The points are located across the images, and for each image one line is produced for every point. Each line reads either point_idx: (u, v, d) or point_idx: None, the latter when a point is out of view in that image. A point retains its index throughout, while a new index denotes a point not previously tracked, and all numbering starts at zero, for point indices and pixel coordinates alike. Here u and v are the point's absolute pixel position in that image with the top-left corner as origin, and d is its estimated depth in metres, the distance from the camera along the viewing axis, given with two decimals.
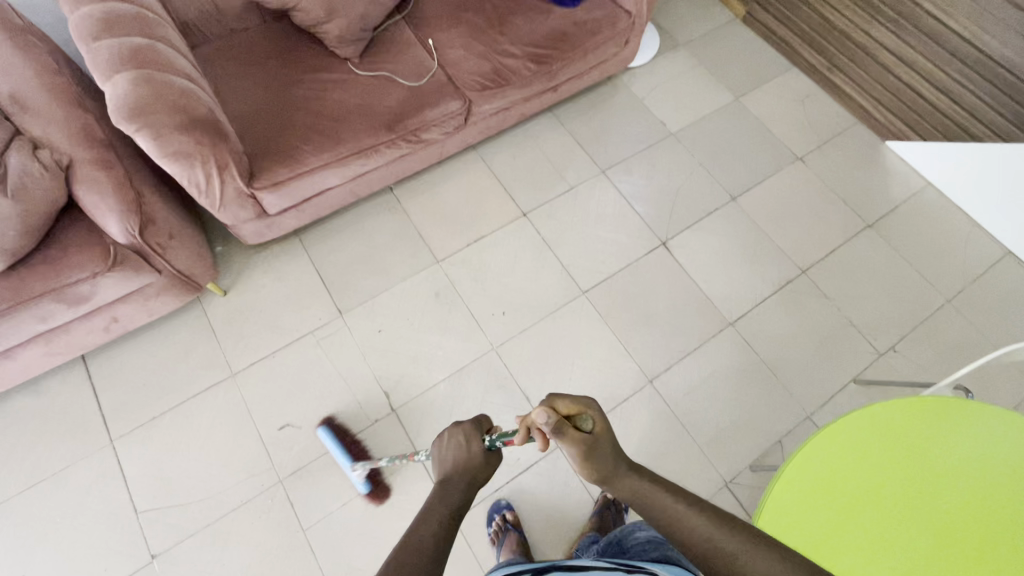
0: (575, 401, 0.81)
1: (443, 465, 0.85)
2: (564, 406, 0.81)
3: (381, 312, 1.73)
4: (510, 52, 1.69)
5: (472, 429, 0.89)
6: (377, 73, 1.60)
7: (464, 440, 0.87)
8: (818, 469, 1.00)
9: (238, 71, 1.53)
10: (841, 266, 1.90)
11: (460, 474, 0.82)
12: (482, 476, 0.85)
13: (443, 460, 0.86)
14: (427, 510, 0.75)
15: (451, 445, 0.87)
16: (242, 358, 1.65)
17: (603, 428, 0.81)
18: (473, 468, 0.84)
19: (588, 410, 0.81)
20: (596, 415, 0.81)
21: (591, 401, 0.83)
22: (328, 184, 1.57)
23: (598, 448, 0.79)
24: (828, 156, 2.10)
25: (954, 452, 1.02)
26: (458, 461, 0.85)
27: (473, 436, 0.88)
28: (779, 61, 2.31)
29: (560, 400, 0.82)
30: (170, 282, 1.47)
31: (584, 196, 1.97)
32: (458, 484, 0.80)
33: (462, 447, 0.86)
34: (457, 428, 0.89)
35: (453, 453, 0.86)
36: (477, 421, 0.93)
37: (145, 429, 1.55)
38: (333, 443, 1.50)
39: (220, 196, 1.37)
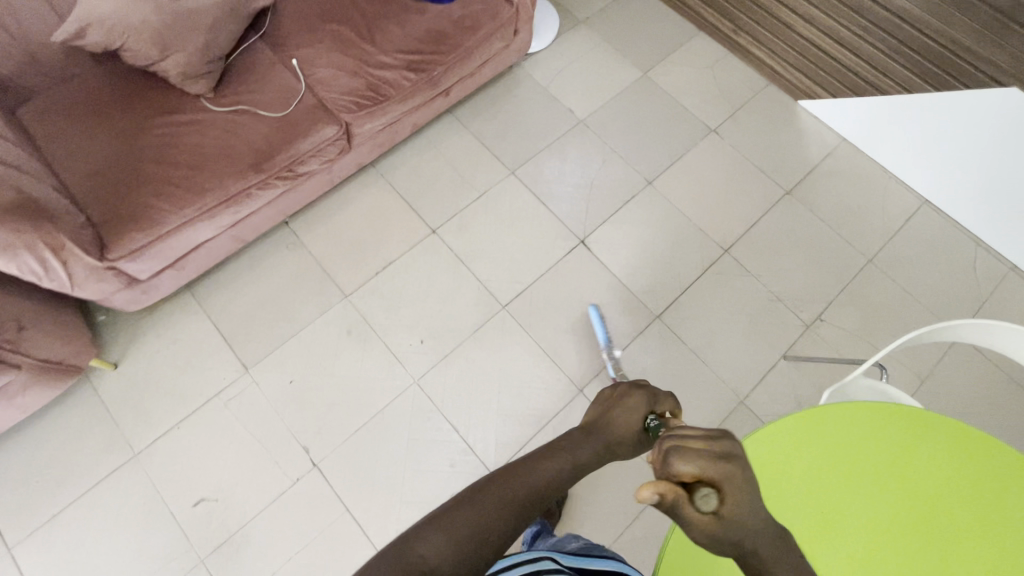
0: (710, 467, 0.54)
1: (595, 416, 0.77)
2: (687, 473, 0.54)
3: (290, 360, 1.62)
4: (384, 62, 1.55)
5: (644, 404, 0.76)
6: (236, 107, 1.44)
7: (632, 411, 0.76)
8: (788, 446, 0.96)
9: (71, 126, 1.37)
10: (763, 238, 1.86)
11: (599, 434, 0.73)
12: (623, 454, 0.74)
13: (603, 404, 0.78)
14: (549, 450, 0.70)
15: (617, 406, 0.76)
16: (143, 435, 1.52)
17: (740, 511, 0.55)
18: (615, 437, 0.74)
19: (721, 486, 0.54)
20: (733, 494, 0.54)
21: (730, 470, 0.54)
22: (201, 238, 1.43)
23: (726, 532, 0.55)
24: (742, 124, 2.03)
25: (936, 475, 0.95)
26: (609, 422, 0.75)
27: (641, 411, 0.76)
28: (684, 27, 2.21)
29: (686, 463, 0.54)
30: (37, 374, 1.32)
31: (495, 202, 1.86)
32: (597, 446, 0.72)
33: (621, 407, 0.76)
34: (631, 393, 0.78)
35: (610, 412, 0.76)
36: (657, 395, 0.78)
37: (43, 530, 1.43)
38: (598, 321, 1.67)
39: (69, 276, 1.24)
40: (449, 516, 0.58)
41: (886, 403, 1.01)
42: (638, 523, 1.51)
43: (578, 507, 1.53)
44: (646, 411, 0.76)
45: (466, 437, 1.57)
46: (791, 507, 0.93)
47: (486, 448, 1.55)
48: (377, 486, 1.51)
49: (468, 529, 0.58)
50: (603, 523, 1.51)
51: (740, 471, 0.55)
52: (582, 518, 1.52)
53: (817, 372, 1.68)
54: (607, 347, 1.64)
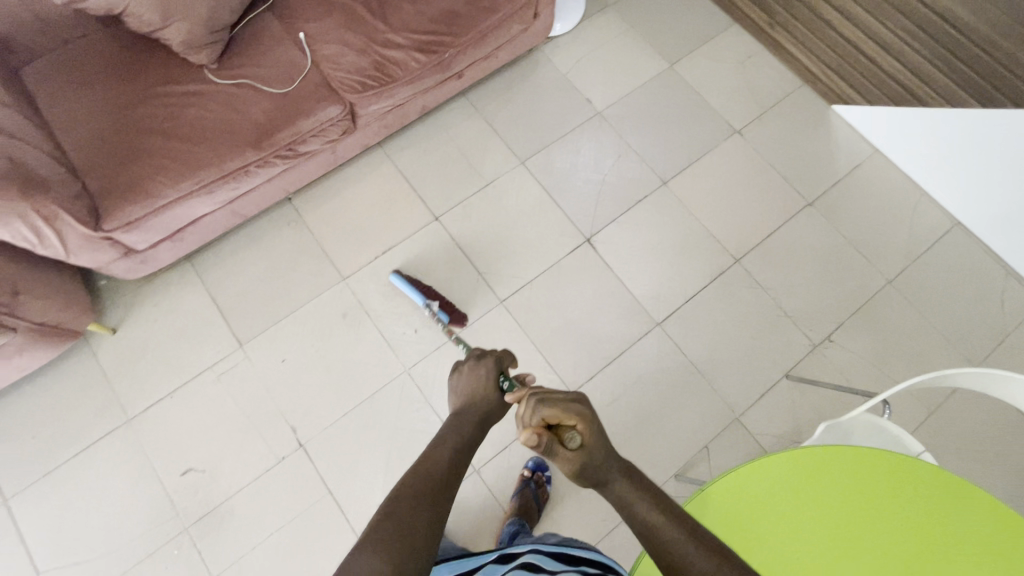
0: (563, 411, 0.76)
1: (462, 399, 0.97)
2: (550, 415, 0.76)
3: (283, 338, 1.62)
4: (393, 41, 1.49)
5: (493, 368, 0.99)
6: (238, 80, 1.41)
7: (486, 376, 0.98)
8: (759, 490, 0.93)
9: (73, 92, 1.36)
10: (778, 250, 1.78)
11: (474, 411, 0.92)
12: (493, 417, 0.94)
13: (464, 390, 0.98)
14: (440, 437, 0.85)
15: (471, 380, 0.98)
16: (137, 401, 1.55)
17: (595, 439, 0.76)
18: (483, 407, 0.94)
19: (576, 423, 0.76)
20: (583, 426, 0.76)
21: (580, 411, 0.76)
22: (199, 213, 1.42)
23: (588, 456, 0.75)
24: (768, 126, 1.93)
25: (933, 543, 0.90)
26: (472, 399, 0.95)
27: (492, 375, 0.98)
28: (718, 18, 2.08)
29: (549, 408, 0.76)
30: (32, 337, 1.34)
31: (502, 192, 1.81)
32: (471, 420, 0.90)
33: (476, 382, 0.97)
34: (480, 364, 0.99)
35: (472, 389, 0.97)
36: (500, 358, 1.02)
37: (38, 484, 1.48)
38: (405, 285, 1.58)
39: (62, 244, 1.24)
40: (374, 527, 0.67)
41: (893, 458, 0.96)
42: (618, 531, 1.50)
43: (559, 509, 1.52)
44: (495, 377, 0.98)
45: None
46: (767, 544, 0.90)
47: None
48: (360, 472, 1.51)
49: (392, 537, 0.66)
50: (581, 529, 1.49)
51: (590, 409, 0.77)
52: (561, 521, 1.51)
53: (819, 395, 1.63)
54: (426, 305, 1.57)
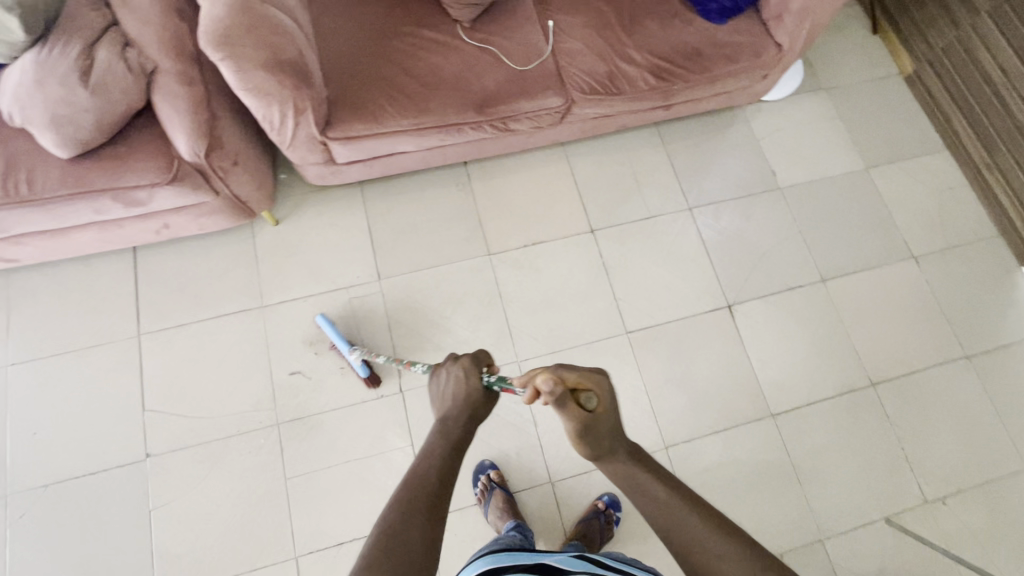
0: (583, 376, 0.84)
1: (443, 402, 0.93)
2: (568, 378, 0.84)
3: (417, 287, 1.68)
4: (631, 58, 1.52)
5: (472, 366, 0.94)
6: (484, 44, 1.48)
7: (464, 377, 0.93)
8: None
9: (344, 7, 1.46)
10: (917, 390, 1.69)
11: (458, 412, 0.89)
12: (482, 413, 0.92)
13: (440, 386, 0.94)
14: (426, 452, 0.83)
15: (450, 381, 0.93)
16: (275, 293, 1.65)
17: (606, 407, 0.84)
18: (473, 407, 0.91)
19: (593, 388, 0.83)
20: (601, 394, 0.84)
21: (597, 380, 0.85)
22: (401, 149, 1.49)
23: (598, 423, 0.83)
24: (948, 263, 1.83)
25: None
26: (456, 398, 0.91)
27: (473, 373, 0.93)
28: (930, 138, 2.00)
29: (569, 372, 0.84)
30: (226, 205, 1.44)
31: (661, 229, 1.81)
32: (458, 419, 0.89)
33: (460, 383, 0.92)
34: (456, 362, 0.95)
35: (455, 387, 0.92)
36: (480, 357, 0.96)
37: (170, 332, 1.59)
38: (332, 331, 1.55)
39: (292, 136, 1.33)
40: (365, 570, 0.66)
41: None
42: None
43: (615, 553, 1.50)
44: (479, 373, 0.93)
45: (538, 433, 1.57)
46: None
47: (555, 454, 1.55)
48: None
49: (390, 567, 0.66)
50: None
51: (604, 381, 0.85)
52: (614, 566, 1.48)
53: (912, 550, 1.53)
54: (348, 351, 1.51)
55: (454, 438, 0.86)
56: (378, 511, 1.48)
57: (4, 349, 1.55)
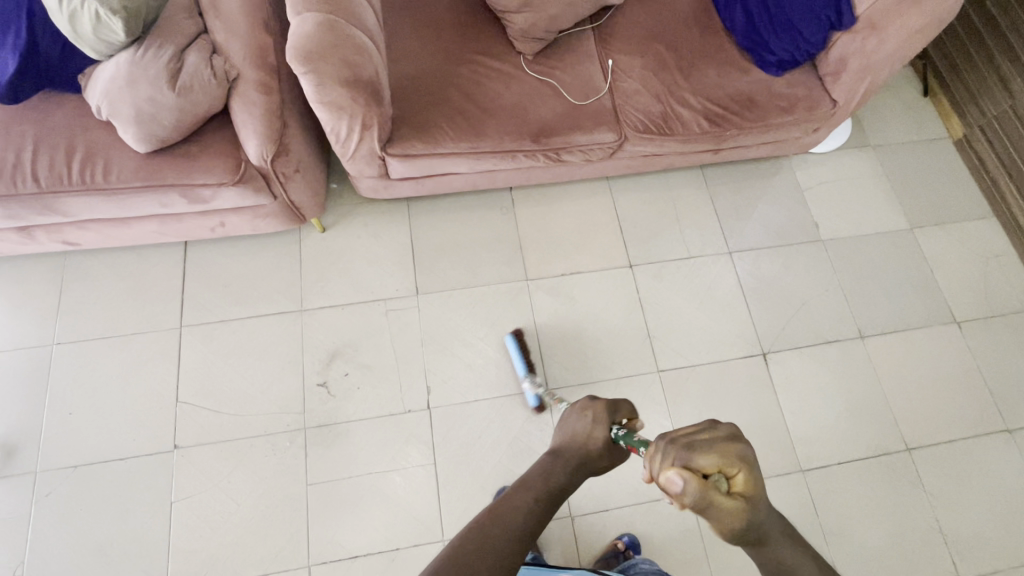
0: (722, 456, 0.71)
1: (563, 440, 0.99)
2: (707, 462, 0.71)
3: (454, 306, 1.70)
4: (687, 101, 1.55)
5: (603, 412, 0.99)
6: (545, 77, 1.52)
7: (593, 422, 0.98)
8: None
9: (413, 31, 1.52)
10: (956, 460, 1.63)
11: (574, 452, 0.96)
12: (597, 462, 0.96)
13: (569, 429, 1.00)
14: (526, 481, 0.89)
15: (578, 421, 1.00)
16: (315, 299, 1.68)
17: (753, 483, 0.73)
18: (589, 452, 0.96)
19: (737, 466, 0.72)
20: (744, 471, 0.72)
21: (738, 455, 0.72)
22: (454, 170, 1.52)
23: (750, 509, 0.72)
24: (991, 332, 1.80)
25: None
26: (577, 439, 0.98)
27: (602, 420, 0.98)
28: (978, 204, 1.98)
29: (707, 455, 0.71)
30: (281, 209, 1.49)
31: (700, 271, 1.81)
32: (565, 462, 0.94)
33: (587, 425, 0.98)
34: (592, 407, 1.00)
35: (577, 431, 0.99)
36: (613, 405, 1.00)
37: (210, 327, 1.63)
38: (516, 351, 1.60)
39: (354, 150, 1.37)
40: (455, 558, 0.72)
41: None
42: None
43: None
44: (609, 423, 0.98)
45: None
46: None
47: (578, 488, 1.53)
48: (467, 459, 1.54)
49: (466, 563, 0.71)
50: None
51: (746, 448, 0.74)
52: None
53: None
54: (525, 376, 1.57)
55: (557, 479, 0.91)
56: (395, 528, 1.46)
57: (52, 327, 1.60)
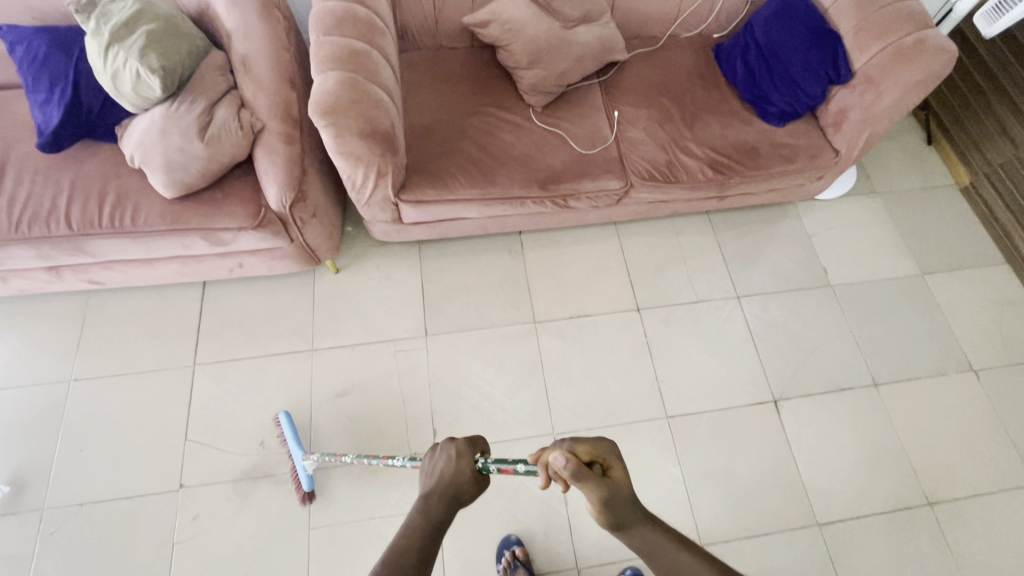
0: (594, 446, 0.88)
1: (429, 481, 0.91)
2: (580, 449, 0.88)
3: (461, 347, 1.71)
4: (691, 151, 1.60)
5: (467, 446, 0.94)
6: (554, 128, 1.59)
7: (458, 457, 0.92)
8: None
9: (429, 85, 1.61)
10: (980, 515, 1.56)
11: (441, 492, 0.88)
12: (467, 498, 0.90)
13: (430, 473, 0.93)
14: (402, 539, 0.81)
15: (435, 461, 0.93)
16: (325, 339, 1.70)
17: (620, 470, 0.87)
18: (458, 488, 0.89)
19: (605, 454, 0.88)
20: (611, 458, 0.88)
21: (607, 445, 0.88)
22: (464, 215, 1.57)
23: (618, 492, 0.85)
24: (1011, 381, 1.75)
25: None
26: (445, 479, 0.90)
27: (468, 453, 0.93)
28: (989, 250, 1.97)
29: (580, 444, 0.89)
30: (297, 251, 1.54)
31: (707, 315, 1.81)
32: (438, 502, 0.87)
33: (451, 461, 0.91)
34: (451, 444, 0.94)
35: (443, 471, 0.91)
36: (472, 439, 0.96)
37: (222, 366, 1.66)
38: (290, 432, 1.49)
39: (369, 196, 1.43)
40: None
41: None
42: None
43: None
44: (473, 456, 0.93)
45: (568, 513, 1.52)
46: None
47: (584, 538, 1.49)
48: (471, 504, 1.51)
49: None
50: None
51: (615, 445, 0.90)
52: None
53: None
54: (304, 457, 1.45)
55: (434, 520, 0.85)
56: None
57: (70, 363, 1.64)
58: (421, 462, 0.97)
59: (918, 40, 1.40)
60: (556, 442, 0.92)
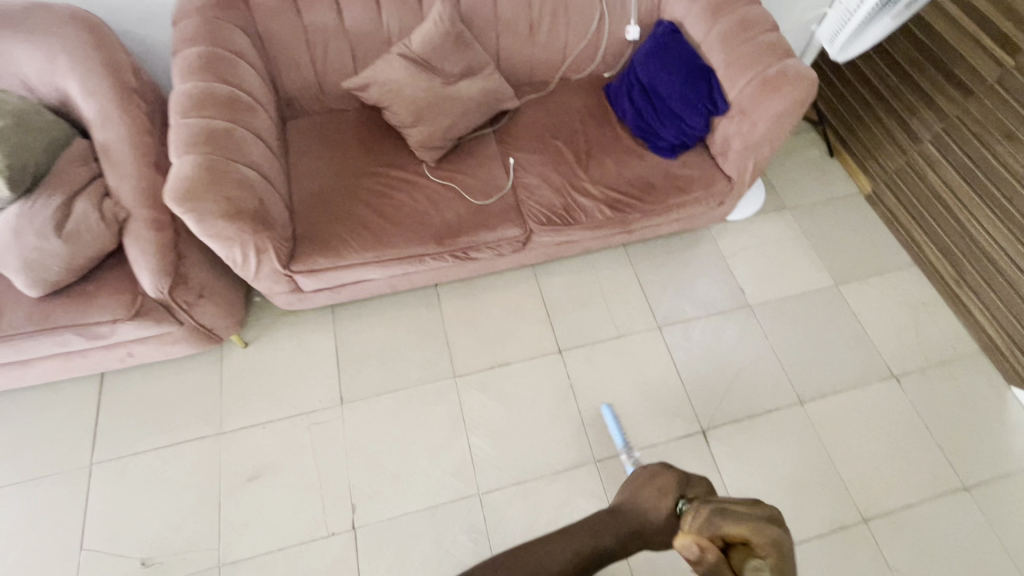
0: (749, 530, 0.74)
1: (622, 501, 0.93)
2: (730, 530, 0.75)
3: (380, 412, 1.65)
4: (587, 191, 1.60)
5: (672, 485, 0.92)
6: (447, 181, 1.58)
7: (657, 493, 0.91)
8: None
9: (317, 150, 1.59)
10: (915, 527, 1.55)
11: (628, 518, 0.88)
12: (653, 537, 0.87)
13: (631, 489, 0.94)
14: (569, 531, 0.81)
15: (643, 489, 0.92)
16: (234, 420, 1.62)
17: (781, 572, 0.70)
18: (645, 524, 0.88)
19: (760, 545, 0.72)
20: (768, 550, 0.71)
21: (766, 534, 0.73)
22: (365, 277, 1.53)
23: None
24: (932, 384, 1.77)
25: None
26: (640, 504, 0.90)
27: (669, 492, 0.91)
28: (897, 254, 2.03)
29: (728, 523, 0.75)
30: (190, 333, 1.47)
31: (631, 349, 1.79)
32: (622, 531, 0.85)
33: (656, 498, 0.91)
34: (662, 475, 0.94)
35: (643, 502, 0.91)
36: (683, 478, 0.94)
37: (123, 462, 1.55)
38: (612, 421, 1.61)
39: (255, 270, 1.38)
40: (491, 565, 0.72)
41: None
42: None
43: None
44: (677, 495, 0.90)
45: None
46: None
47: None
48: None
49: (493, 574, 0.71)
50: None
51: (778, 536, 0.73)
52: None
53: None
54: (627, 450, 1.55)
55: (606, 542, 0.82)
56: None
57: None
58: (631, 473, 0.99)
59: (781, 69, 1.45)
60: (702, 509, 0.80)
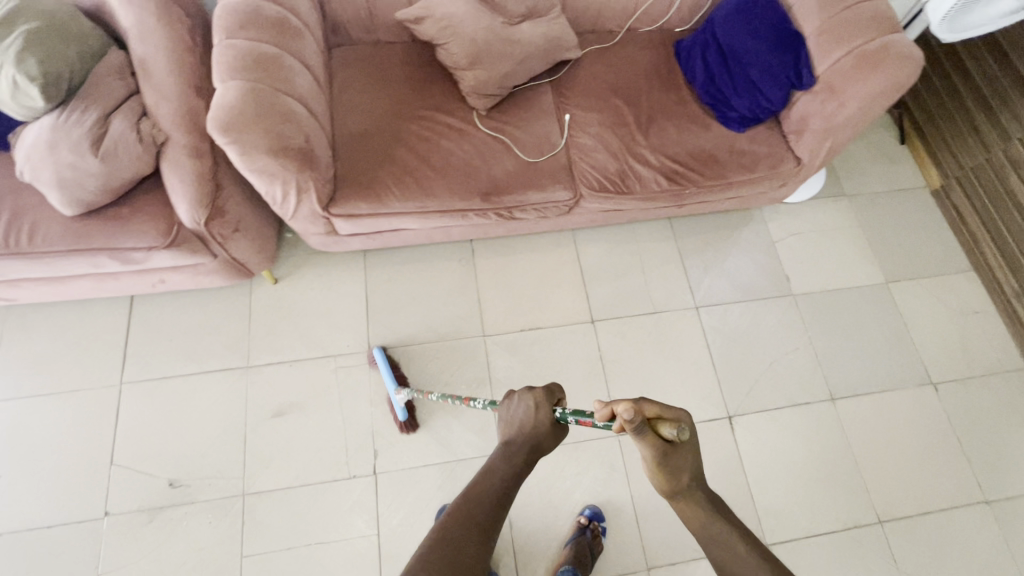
0: (667, 409, 0.85)
1: (512, 428, 1.03)
2: (650, 409, 0.85)
3: (406, 363, 1.64)
4: (645, 158, 1.49)
5: (545, 400, 1.03)
6: (498, 133, 1.48)
7: (535, 410, 1.02)
8: None
9: (363, 85, 1.49)
10: (928, 533, 1.55)
11: (522, 438, 1.00)
12: (546, 445, 1.01)
13: (513, 417, 1.04)
14: (489, 469, 0.96)
15: (520, 410, 1.03)
16: (262, 354, 1.62)
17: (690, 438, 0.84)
18: (537, 437, 1.00)
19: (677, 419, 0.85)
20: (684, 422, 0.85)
21: (680, 412, 0.86)
22: (404, 227, 1.47)
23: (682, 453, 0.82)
24: (969, 395, 1.72)
25: None
26: (522, 428, 1.02)
27: (545, 407, 1.02)
28: (956, 256, 1.92)
29: (650, 404, 0.85)
30: (223, 266, 1.43)
31: (665, 327, 1.74)
32: (522, 452, 0.99)
33: (531, 412, 1.02)
34: (532, 394, 1.04)
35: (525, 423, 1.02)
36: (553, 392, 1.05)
37: (152, 384, 1.57)
38: (383, 364, 1.56)
39: (294, 210, 1.32)
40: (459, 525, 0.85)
41: None
42: None
43: None
44: (550, 407, 1.02)
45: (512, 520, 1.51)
46: None
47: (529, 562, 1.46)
48: (415, 529, 1.46)
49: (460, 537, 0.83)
50: None
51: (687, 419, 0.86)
52: None
53: None
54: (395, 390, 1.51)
55: (515, 464, 0.97)
56: None
57: None
58: (501, 406, 1.09)
59: (880, 47, 1.31)
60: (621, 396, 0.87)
